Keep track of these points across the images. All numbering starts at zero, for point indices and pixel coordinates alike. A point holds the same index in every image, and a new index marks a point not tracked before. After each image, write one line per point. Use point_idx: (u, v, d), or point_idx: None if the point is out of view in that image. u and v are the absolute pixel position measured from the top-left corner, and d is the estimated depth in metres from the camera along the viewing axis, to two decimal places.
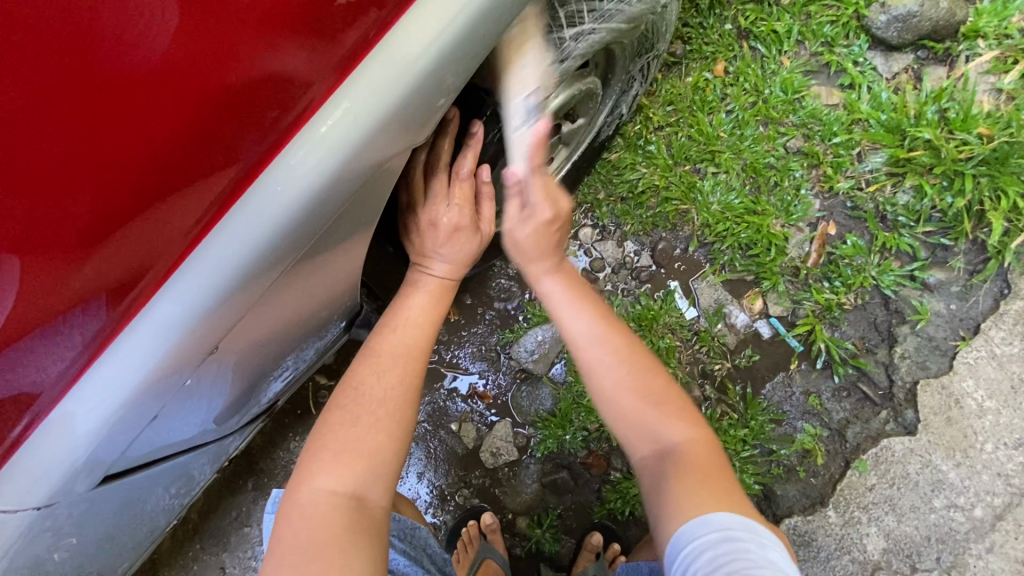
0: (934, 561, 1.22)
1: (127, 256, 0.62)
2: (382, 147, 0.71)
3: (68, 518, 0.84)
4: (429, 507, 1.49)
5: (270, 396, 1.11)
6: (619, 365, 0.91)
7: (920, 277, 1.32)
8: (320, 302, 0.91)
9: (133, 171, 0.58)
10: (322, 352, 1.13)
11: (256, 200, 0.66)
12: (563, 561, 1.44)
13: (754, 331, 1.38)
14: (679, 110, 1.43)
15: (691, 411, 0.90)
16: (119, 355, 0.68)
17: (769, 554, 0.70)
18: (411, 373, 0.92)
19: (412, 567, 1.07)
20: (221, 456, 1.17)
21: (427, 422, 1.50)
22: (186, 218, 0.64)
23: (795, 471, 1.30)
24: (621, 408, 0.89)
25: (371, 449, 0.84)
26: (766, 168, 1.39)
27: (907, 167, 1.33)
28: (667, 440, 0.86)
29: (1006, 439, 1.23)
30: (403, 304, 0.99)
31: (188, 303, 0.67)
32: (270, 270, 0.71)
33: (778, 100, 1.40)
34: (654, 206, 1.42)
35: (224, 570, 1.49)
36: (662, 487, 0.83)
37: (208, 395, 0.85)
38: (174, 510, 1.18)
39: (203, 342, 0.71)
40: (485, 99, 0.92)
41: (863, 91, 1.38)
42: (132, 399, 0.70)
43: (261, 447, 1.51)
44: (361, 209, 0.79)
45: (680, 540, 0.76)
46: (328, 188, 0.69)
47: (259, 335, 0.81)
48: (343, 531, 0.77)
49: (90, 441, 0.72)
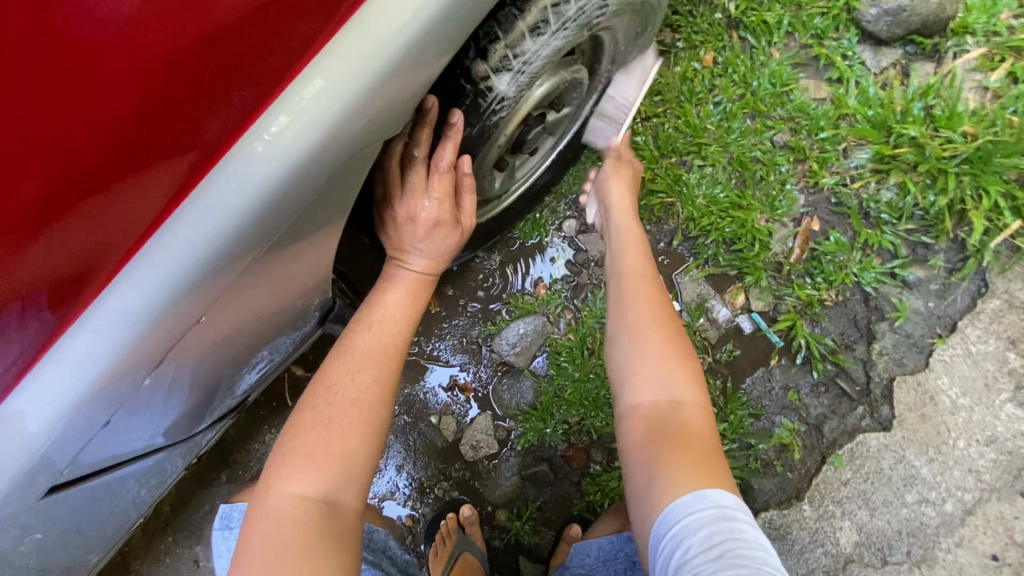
0: (905, 555, 1.23)
1: (82, 243, 0.58)
2: (356, 134, 0.68)
3: (28, 515, 0.81)
4: (407, 500, 1.48)
5: (244, 389, 1.07)
6: (652, 308, 0.97)
7: (900, 275, 1.32)
8: (294, 294, 0.88)
9: (85, 152, 0.54)
10: (296, 346, 1.10)
11: (221, 184, 0.63)
12: (541, 553, 1.44)
13: (735, 326, 1.38)
14: (667, 100, 1.40)
15: (701, 380, 0.90)
16: (73, 348, 0.64)
17: (758, 536, 0.72)
18: (386, 370, 0.90)
19: (371, 569, 1.05)
20: (193, 451, 1.14)
21: (406, 416, 1.48)
22: (144, 202, 0.59)
23: (772, 466, 1.31)
24: (636, 347, 0.93)
25: (342, 450, 0.82)
26: (752, 162, 1.38)
27: (891, 164, 1.33)
28: (678, 395, 0.87)
29: (978, 436, 1.25)
30: (379, 299, 0.95)
31: (148, 293, 0.63)
32: (240, 257, 0.68)
33: (766, 93, 1.38)
34: (639, 198, 1.40)
35: (198, 563, 1.47)
36: (653, 445, 0.83)
37: (175, 391, 0.81)
38: (145, 505, 1.15)
39: (165, 335, 0.67)
40: (465, 88, 0.88)
41: (851, 86, 1.37)
42: (90, 393, 0.67)
43: (235, 439, 1.47)
44: (336, 199, 0.76)
45: (676, 508, 0.75)
46: (300, 172, 0.66)
47: (228, 328, 0.78)
48: (313, 532, 0.75)
49: (44, 438, 0.68)
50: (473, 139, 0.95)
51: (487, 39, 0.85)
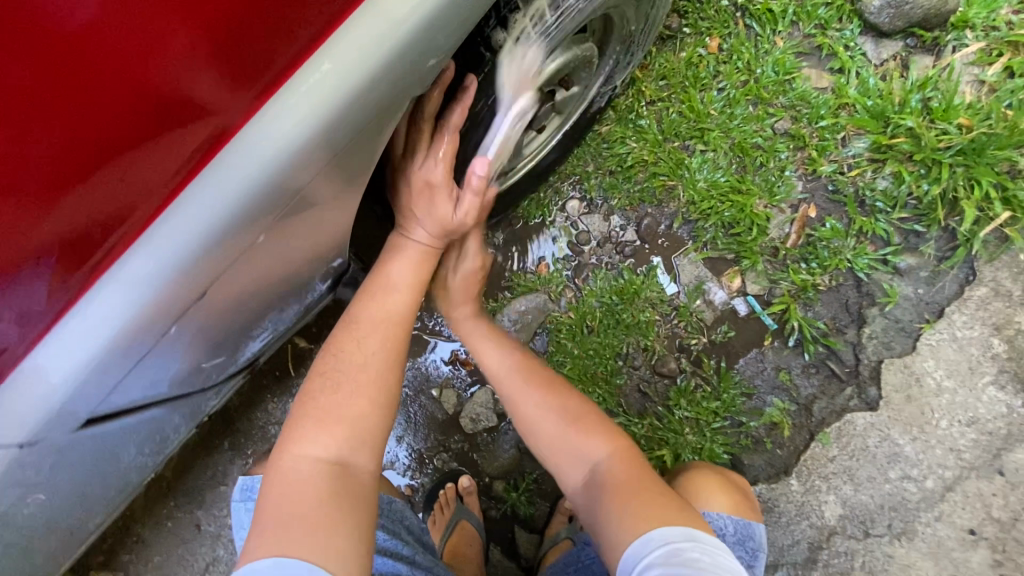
0: (886, 528, 1.29)
1: (104, 207, 0.61)
2: (363, 114, 0.71)
3: (40, 471, 0.83)
4: (407, 470, 1.51)
5: (249, 355, 1.08)
6: (534, 394, 1.02)
7: (892, 262, 1.36)
8: (300, 265, 0.91)
9: (99, 132, 0.56)
10: (303, 312, 1.12)
11: (236, 155, 0.66)
12: (536, 523, 1.49)
13: (731, 308, 1.42)
14: (671, 85, 1.43)
15: (612, 427, 0.96)
16: (92, 308, 0.67)
17: (716, 560, 0.70)
18: (392, 337, 0.96)
19: (391, 540, 1.07)
20: (198, 414, 1.15)
21: (408, 387, 1.51)
22: (158, 176, 0.62)
23: (762, 443, 1.36)
24: (546, 437, 0.98)
25: (354, 415, 0.87)
26: (752, 148, 1.41)
27: (887, 154, 1.37)
28: (593, 460, 0.92)
29: (960, 417, 1.30)
30: (385, 268, 1.00)
31: (164, 258, 0.67)
32: (250, 228, 0.71)
33: (769, 81, 1.41)
34: (642, 180, 1.43)
35: (199, 528, 1.49)
36: (594, 507, 0.86)
37: (182, 357, 0.84)
38: (147, 469, 1.13)
39: (178, 299, 0.71)
40: (484, 56, 0.90)
41: (852, 76, 1.40)
42: (100, 358, 0.70)
43: (238, 408, 1.50)
44: (344, 175, 0.78)
45: (629, 562, 0.74)
46: (307, 150, 0.69)
47: (236, 295, 0.81)
48: (330, 487, 0.79)
49: (61, 395, 0.71)
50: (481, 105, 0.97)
51: (508, 8, 0.87)
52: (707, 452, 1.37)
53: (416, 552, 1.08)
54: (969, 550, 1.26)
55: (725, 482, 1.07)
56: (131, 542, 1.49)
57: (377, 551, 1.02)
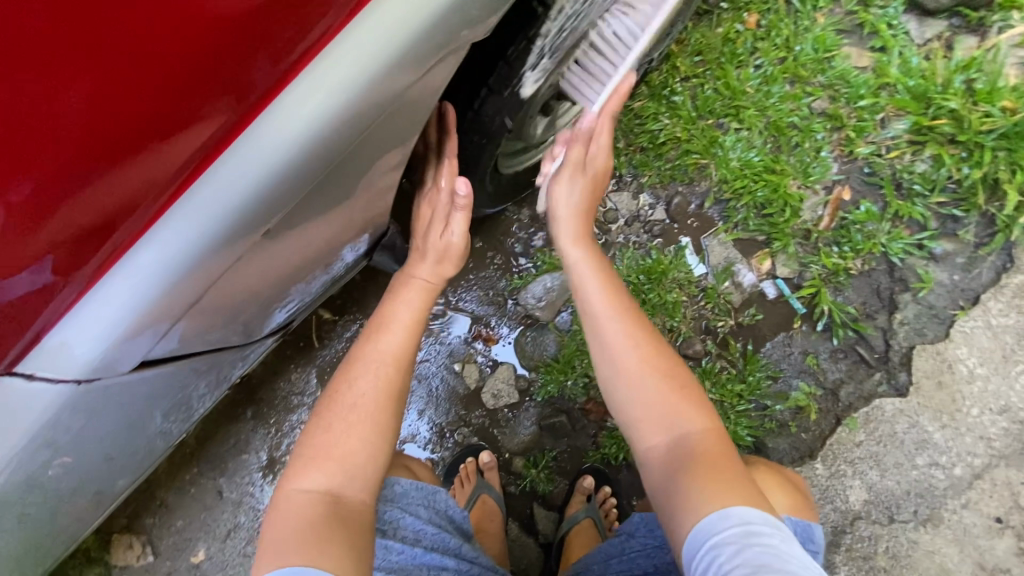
0: (911, 514, 1.28)
1: (133, 179, 0.58)
2: (395, 88, 0.68)
3: (71, 442, 0.81)
4: (428, 444, 1.51)
5: (274, 326, 1.05)
6: (641, 347, 0.93)
7: (927, 247, 1.34)
8: (326, 243, 0.88)
9: (127, 103, 0.55)
10: (331, 284, 1.09)
11: (268, 126, 0.62)
12: (555, 500, 1.49)
13: (759, 291, 1.40)
14: (707, 61, 1.40)
15: (702, 400, 0.89)
16: (113, 288, 0.63)
17: (790, 549, 0.72)
18: (385, 377, 0.90)
19: (441, 532, 1.06)
20: (222, 384, 1.10)
21: (431, 360, 1.51)
22: (182, 152, 0.59)
23: (787, 426, 1.35)
24: (637, 387, 0.90)
25: (343, 451, 0.84)
26: (788, 127, 1.38)
27: (928, 136, 1.34)
28: (681, 429, 0.86)
29: (991, 405, 1.28)
30: (389, 305, 0.98)
31: (190, 234, 0.63)
32: (278, 204, 0.67)
33: (808, 59, 1.37)
34: (674, 158, 1.41)
35: (221, 494, 1.50)
36: (675, 477, 0.82)
37: (201, 337, 0.82)
38: (173, 436, 1.12)
39: (202, 278, 0.67)
40: (536, 12, 0.84)
41: (894, 55, 1.36)
42: (118, 340, 0.66)
43: (261, 377, 1.51)
44: (373, 150, 0.75)
45: (696, 538, 0.76)
46: (337, 123, 0.66)
47: (259, 274, 0.78)
48: (323, 519, 0.78)
49: (79, 375, 0.68)
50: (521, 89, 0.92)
51: None
52: (730, 434, 1.36)
53: (462, 542, 1.07)
54: (995, 538, 1.25)
55: (786, 486, 1.02)
56: (154, 507, 1.51)
57: (425, 548, 1.02)
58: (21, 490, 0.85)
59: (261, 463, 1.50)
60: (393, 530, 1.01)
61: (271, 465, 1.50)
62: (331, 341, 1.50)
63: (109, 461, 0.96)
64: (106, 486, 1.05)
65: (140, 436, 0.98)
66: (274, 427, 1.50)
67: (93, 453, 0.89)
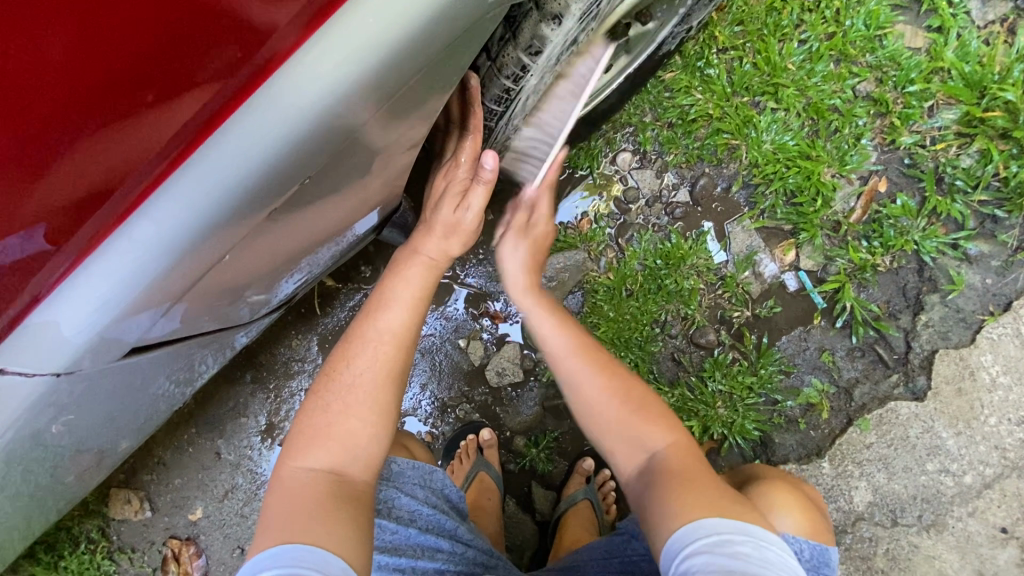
0: (915, 518, 1.27)
1: (130, 143, 0.54)
2: (417, 60, 0.60)
3: (71, 406, 0.77)
4: (428, 417, 1.49)
5: (280, 298, 1.00)
6: (596, 374, 0.91)
7: (962, 247, 1.27)
8: (337, 220, 0.81)
9: (116, 61, 0.51)
10: (339, 255, 1.03)
11: (279, 92, 0.55)
12: (553, 480, 1.47)
13: (780, 283, 1.34)
14: (748, 32, 1.29)
15: (671, 418, 0.88)
16: (102, 266, 0.57)
17: (765, 555, 0.67)
18: (385, 362, 0.85)
19: (437, 515, 1.05)
20: (226, 351, 1.06)
21: (435, 334, 1.47)
22: (176, 120, 0.54)
23: (795, 422, 1.32)
24: (599, 418, 0.89)
25: (342, 432, 0.81)
26: (829, 110, 1.30)
27: (978, 129, 1.25)
28: (651, 448, 0.84)
29: (1010, 416, 1.25)
30: (395, 281, 0.92)
31: (189, 212, 0.56)
32: (287, 181, 0.61)
33: (858, 35, 1.27)
34: (703, 136, 1.32)
35: (219, 456, 1.50)
36: (648, 496, 0.79)
37: (203, 315, 0.77)
38: (176, 399, 1.07)
39: (204, 257, 0.61)
40: None
41: (952, 37, 1.26)
42: (106, 327, 0.61)
43: (262, 341, 1.47)
44: (392, 123, 0.67)
45: (671, 552, 0.71)
46: (352, 96, 0.58)
47: (265, 251, 0.72)
48: (325, 497, 0.75)
49: (69, 354, 0.63)
50: (545, 57, 0.82)
51: None
52: (737, 427, 1.32)
53: (459, 525, 1.07)
54: (998, 548, 1.24)
55: (803, 501, 0.99)
56: (152, 464, 1.50)
57: (420, 528, 1.01)
58: (17, 452, 0.82)
59: (260, 427, 1.49)
60: (388, 508, 1.00)
61: (270, 430, 1.49)
62: (334, 309, 1.46)
63: (107, 425, 0.94)
64: (110, 446, 1.03)
65: (138, 403, 0.95)
66: (274, 391, 1.48)
67: (90, 418, 0.86)
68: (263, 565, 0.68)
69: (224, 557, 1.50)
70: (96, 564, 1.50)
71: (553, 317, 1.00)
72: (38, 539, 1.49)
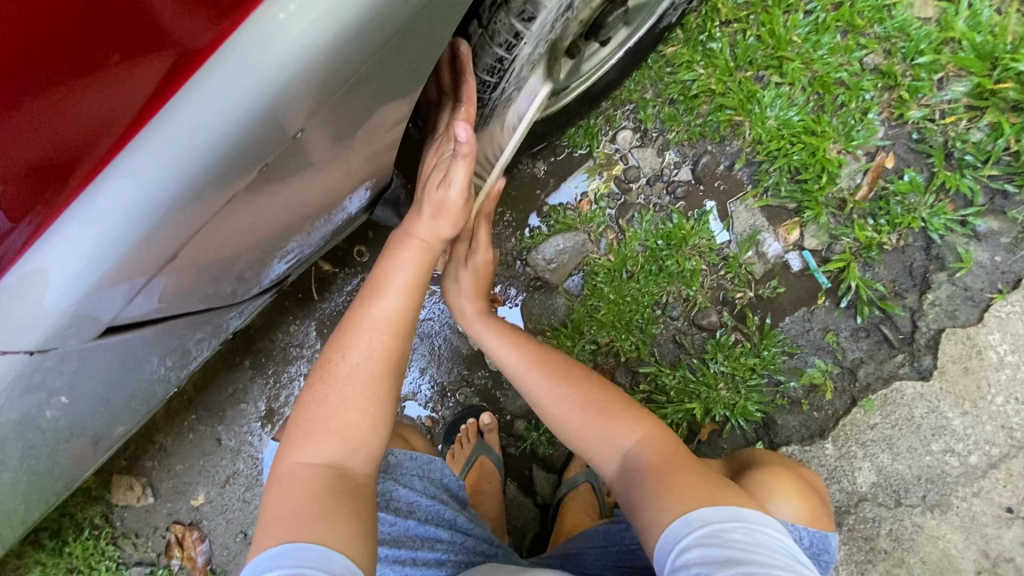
0: (919, 498, 1.26)
1: (95, 102, 0.52)
2: (398, 20, 0.57)
3: (60, 387, 0.76)
4: (428, 402, 1.48)
5: (273, 279, 0.99)
6: (553, 386, 0.93)
7: (971, 224, 1.25)
8: (324, 196, 0.79)
9: (74, 17, 0.49)
10: (331, 236, 1.01)
11: (248, 54, 0.54)
12: (555, 464, 1.47)
13: (784, 263, 1.31)
14: (751, 4, 1.26)
15: (636, 410, 0.89)
16: (78, 232, 0.57)
17: (759, 540, 0.66)
18: (382, 350, 0.83)
19: (438, 505, 1.04)
20: (221, 334, 1.05)
21: (434, 319, 1.45)
22: (142, 79, 0.53)
23: (798, 404, 1.30)
24: (571, 431, 0.90)
25: (341, 424, 0.79)
26: (835, 84, 1.26)
27: (988, 101, 1.22)
28: (623, 448, 0.85)
29: (1017, 394, 1.23)
30: (389, 265, 0.90)
31: (161, 178, 0.56)
32: (260, 151, 0.59)
33: (865, 5, 1.23)
34: (705, 113, 1.29)
35: (219, 442, 1.49)
36: (631, 500, 0.79)
37: (186, 294, 0.75)
38: (173, 383, 1.06)
39: (178, 228, 0.60)
40: None
41: (963, 5, 1.22)
42: (84, 297, 0.61)
43: (259, 327, 1.46)
44: (376, 93, 0.64)
45: (664, 549, 0.70)
46: (326, 60, 0.56)
47: (246, 227, 0.70)
48: (325, 492, 0.75)
49: (48, 325, 0.63)
50: (539, 24, 0.78)
51: None
52: (739, 408, 1.31)
53: (458, 514, 1.06)
54: (1003, 528, 1.23)
55: (801, 486, 0.98)
56: (154, 450, 1.50)
57: (420, 519, 1.00)
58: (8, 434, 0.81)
59: (260, 412, 1.48)
60: (387, 501, 0.98)
61: (270, 416, 1.48)
62: (331, 294, 1.44)
63: (101, 409, 0.92)
64: (105, 432, 1.02)
65: (132, 387, 0.94)
66: (272, 376, 1.47)
67: (84, 401, 0.85)
68: (265, 566, 0.68)
69: (227, 541, 1.50)
70: (100, 550, 1.51)
71: (507, 340, 1.02)
72: (42, 526, 1.49)
